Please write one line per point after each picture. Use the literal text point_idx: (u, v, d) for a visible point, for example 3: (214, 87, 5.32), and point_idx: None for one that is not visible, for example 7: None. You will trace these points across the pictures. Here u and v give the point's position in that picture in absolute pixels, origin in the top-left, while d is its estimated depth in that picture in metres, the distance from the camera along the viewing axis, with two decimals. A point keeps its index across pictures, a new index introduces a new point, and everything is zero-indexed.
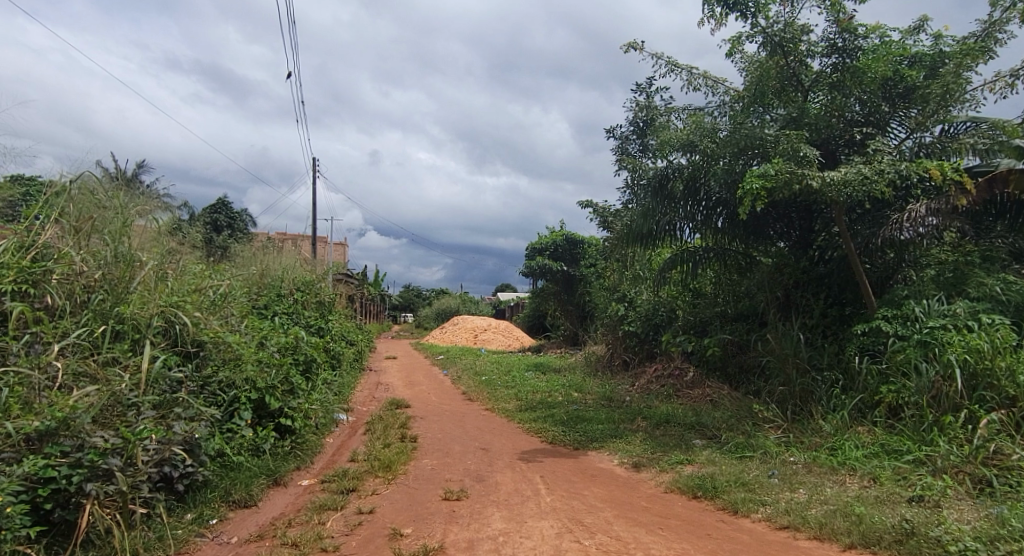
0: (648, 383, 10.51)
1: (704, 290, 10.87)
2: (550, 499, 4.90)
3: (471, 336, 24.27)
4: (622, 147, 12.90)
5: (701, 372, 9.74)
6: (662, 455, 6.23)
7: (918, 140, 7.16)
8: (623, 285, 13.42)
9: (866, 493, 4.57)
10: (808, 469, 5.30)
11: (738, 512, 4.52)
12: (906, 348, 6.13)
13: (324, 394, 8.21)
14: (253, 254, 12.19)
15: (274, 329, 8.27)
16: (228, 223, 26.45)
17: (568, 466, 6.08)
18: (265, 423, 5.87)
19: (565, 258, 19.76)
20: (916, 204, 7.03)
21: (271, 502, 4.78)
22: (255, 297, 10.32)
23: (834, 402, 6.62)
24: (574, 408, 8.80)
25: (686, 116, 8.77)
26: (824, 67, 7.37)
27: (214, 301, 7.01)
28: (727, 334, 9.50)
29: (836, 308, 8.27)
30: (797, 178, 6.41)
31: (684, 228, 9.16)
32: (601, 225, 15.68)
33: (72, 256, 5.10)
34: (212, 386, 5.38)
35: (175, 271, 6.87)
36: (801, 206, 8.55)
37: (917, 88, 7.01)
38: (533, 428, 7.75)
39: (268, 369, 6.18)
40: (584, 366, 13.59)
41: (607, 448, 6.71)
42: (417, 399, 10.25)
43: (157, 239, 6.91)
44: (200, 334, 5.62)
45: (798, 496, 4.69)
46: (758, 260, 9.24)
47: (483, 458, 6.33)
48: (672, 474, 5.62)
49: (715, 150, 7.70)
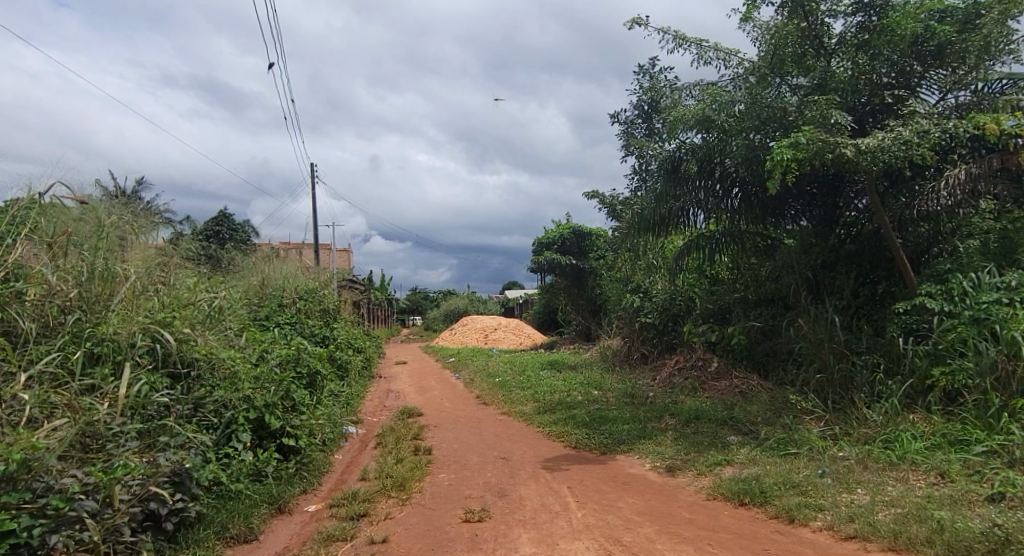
0: (670, 375, 10.00)
1: (722, 276, 10.36)
2: (581, 514, 4.43)
3: (481, 336, 23.82)
4: (627, 133, 12.48)
5: (727, 362, 9.23)
6: (697, 456, 5.74)
7: (955, 100, 6.57)
8: (637, 276, 12.90)
9: (938, 492, 4.06)
10: (863, 466, 4.78)
11: (795, 521, 4.01)
12: (958, 326, 5.63)
13: (331, 407, 7.76)
14: (252, 265, 11.78)
15: (276, 341, 7.85)
16: (231, 234, 26.17)
17: (596, 473, 5.61)
18: (266, 444, 5.40)
19: (573, 251, 19.27)
20: (955, 169, 6.51)
21: (274, 535, 4.32)
22: (254, 308, 9.90)
23: (880, 390, 6.11)
24: (595, 408, 8.30)
25: (698, 93, 8.26)
26: (849, 28, 6.83)
27: (209, 315, 6.59)
28: (752, 321, 8.97)
29: (869, 287, 7.76)
30: (830, 145, 5.84)
31: (699, 212, 8.69)
32: (609, 215, 15.23)
33: (45, 274, 4.64)
34: (205, 409, 4.95)
35: (166, 287, 6.46)
36: (825, 182, 8.07)
37: (951, 45, 6.47)
38: (555, 432, 7.26)
39: (268, 385, 5.74)
40: (601, 361, 13.10)
41: (636, 450, 6.22)
42: (429, 406, 9.80)
43: (143, 253, 6.51)
44: (190, 351, 5.20)
45: (860, 499, 4.19)
46: (778, 241, 8.77)
47: (503, 468, 5.86)
48: (713, 478, 5.12)
49: (733, 126, 7.22)
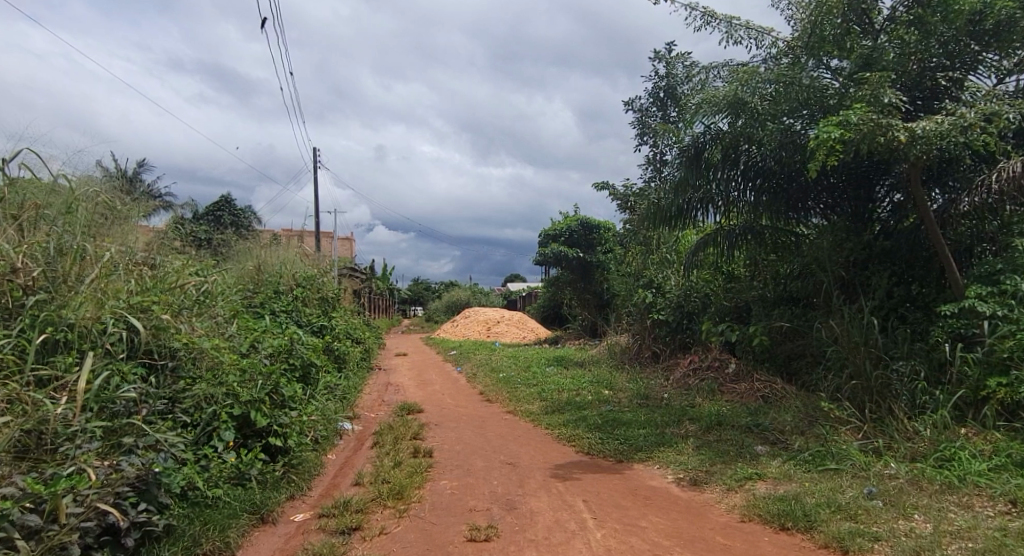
0: (684, 376, 9.48)
1: (740, 273, 9.84)
2: (601, 535, 3.93)
3: (483, 330, 23.29)
4: (641, 120, 11.92)
5: (747, 363, 8.70)
6: (723, 468, 5.23)
7: (1016, 83, 5.95)
8: (649, 270, 12.35)
9: (1014, 525, 3.55)
10: (917, 487, 4.27)
11: (848, 553, 3.50)
12: (1018, 333, 5.09)
13: (324, 403, 7.25)
14: (248, 249, 11.26)
15: (268, 330, 7.34)
16: (232, 219, 25.70)
17: (614, 484, 5.09)
18: (251, 444, 4.89)
19: (581, 245, 18.70)
20: (1009, 160, 5.91)
21: (253, 552, 3.82)
22: (249, 295, 9.39)
23: (924, 400, 5.58)
24: (607, 410, 7.79)
25: (726, 74, 7.63)
26: (900, 4, 6.21)
27: (197, 300, 6.07)
28: (776, 320, 8.42)
29: (904, 287, 7.19)
30: (883, 129, 5.22)
31: (720, 205, 8.28)
32: (620, 207, 14.71)
33: (3, 250, 4.09)
34: (183, 404, 4.46)
35: (149, 267, 5.94)
36: (857, 175, 7.51)
37: (1017, 21, 5.73)
38: (566, 436, 6.74)
39: (255, 378, 5.25)
40: (608, 358, 12.58)
41: (656, 459, 5.70)
42: (429, 402, 9.30)
43: (125, 231, 5.99)
44: (168, 340, 4.68)
45: (922, 528, 3.67)
46: (801, 237, 8.27)
47: (509, 476, 5.35)
48: (745, 495, 4.59)
49: (766, 110, 6.73)
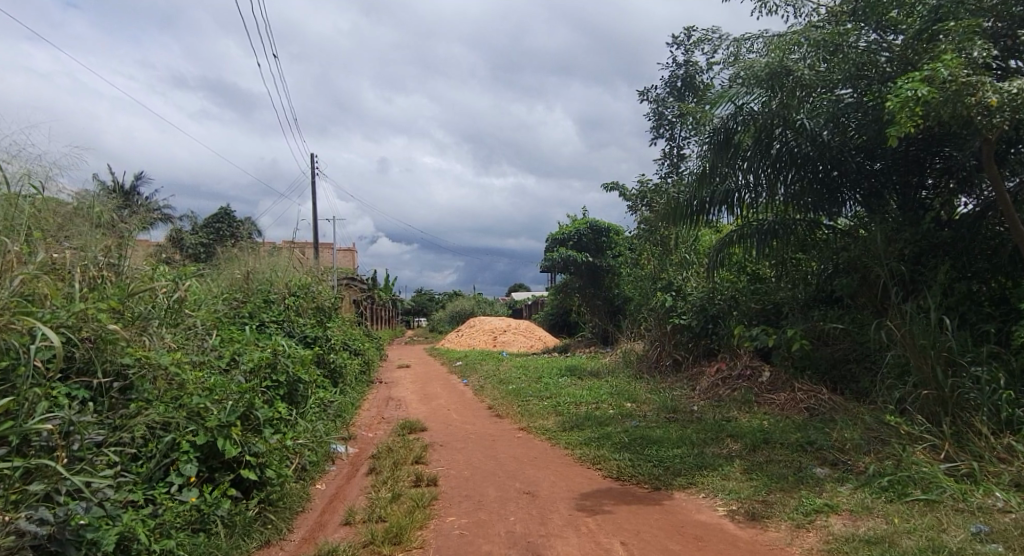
0: (714, 385, 8.62)
1: (769, 273, 9.01)
2: None
3: (489, 339, 22.41)
4: (656, 111, 11.17)
5: (785, 372, 7.85)
6: (785, 497, 4.38)
7: None
8: (668, 272, 11.51)
9: None
10: None
11: None
12: None
13: (314, 423, 6.41)
14: (236, 256, 10.44)
15: (251, 342, 6.52)
16: (229, 231, 25.02)
17: (653, 518, 4.25)
18: (218, 478, 4.05)
19: (590, 249, 17.79)
20: None
21: None
22: (235, 303, 8.58)
23: (1016, 414, 4.72)
24: (633, 426, 6.94)
25: (762, 47, 6.87)
26: None
27: (166, 308, 5.26)
28: (817, 323, 7.57)
29: (967, 283, 6.33)
30: (969, 88, 4.40)
31: (744, 199, 7.39)
32: (634, 206, 13.89)
33: None
34: (130, 434, 3.63)
35: (109, 271, 5.14)
36: (908, 158, 6.68)
37: None
38: (590, 457, 5.88)
39: (226, 397, 4.43)
40: (625, 366, 11.70)
41: (700, 486, 4.84)
42: (433, 418, 8.47)
43: (79, 227, 5.17)
44: (117, 356, 3.86)
45: None
46: (841, 230, 7.44)
47: (529, 509, 4.51)
48: (821, 535, 3.73)
49: (815, 80, 6.27)
